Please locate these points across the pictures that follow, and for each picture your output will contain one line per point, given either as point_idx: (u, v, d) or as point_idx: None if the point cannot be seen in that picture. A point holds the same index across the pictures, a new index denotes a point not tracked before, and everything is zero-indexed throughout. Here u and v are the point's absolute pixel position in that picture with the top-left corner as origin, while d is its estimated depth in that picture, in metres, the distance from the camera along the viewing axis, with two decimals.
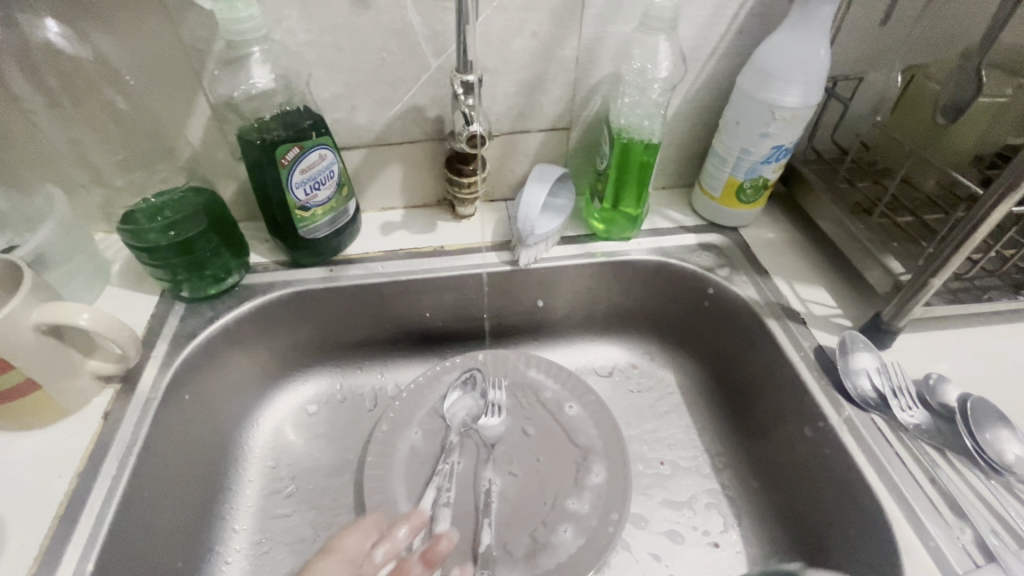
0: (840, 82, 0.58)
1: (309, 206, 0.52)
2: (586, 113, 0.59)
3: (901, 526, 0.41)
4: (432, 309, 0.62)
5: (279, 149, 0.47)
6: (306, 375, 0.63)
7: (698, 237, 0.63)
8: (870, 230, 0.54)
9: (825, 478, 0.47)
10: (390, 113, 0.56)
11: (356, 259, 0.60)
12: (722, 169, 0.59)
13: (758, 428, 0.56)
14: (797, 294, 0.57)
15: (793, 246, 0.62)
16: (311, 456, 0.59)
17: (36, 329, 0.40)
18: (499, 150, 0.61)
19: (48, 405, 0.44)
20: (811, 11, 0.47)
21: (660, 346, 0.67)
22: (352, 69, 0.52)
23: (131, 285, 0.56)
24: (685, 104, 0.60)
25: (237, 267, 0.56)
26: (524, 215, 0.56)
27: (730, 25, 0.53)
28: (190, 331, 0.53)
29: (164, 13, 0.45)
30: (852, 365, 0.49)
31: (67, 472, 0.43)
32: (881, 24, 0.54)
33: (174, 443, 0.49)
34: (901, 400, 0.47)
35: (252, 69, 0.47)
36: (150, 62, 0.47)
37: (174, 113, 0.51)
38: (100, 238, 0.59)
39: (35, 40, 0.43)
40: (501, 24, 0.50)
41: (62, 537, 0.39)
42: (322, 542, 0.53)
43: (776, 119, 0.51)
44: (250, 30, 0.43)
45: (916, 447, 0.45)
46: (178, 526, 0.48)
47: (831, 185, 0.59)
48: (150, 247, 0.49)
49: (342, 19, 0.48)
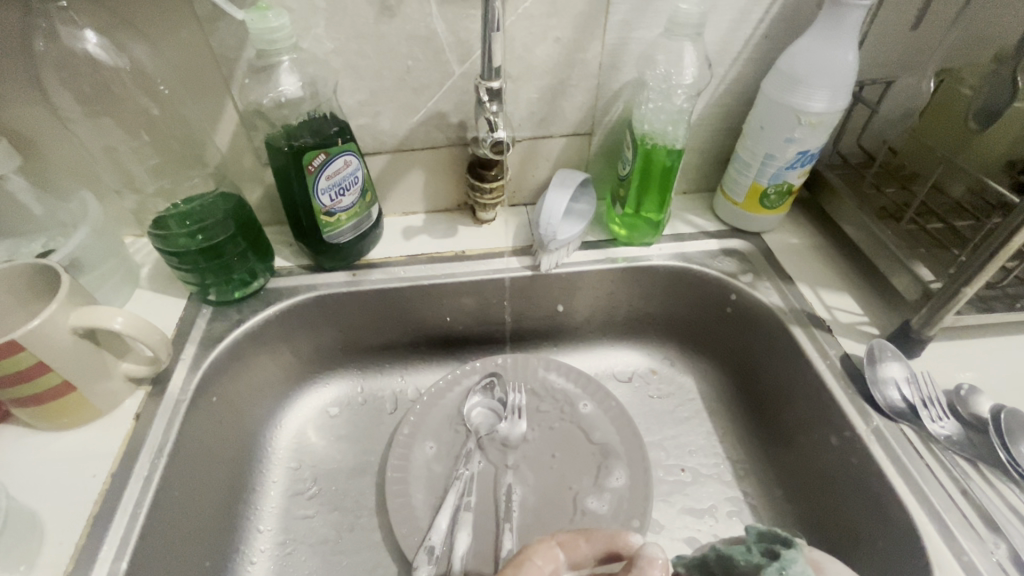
0: (867, 87, 0.57)
1: (334, 211, 0.52)
2: (608, 118, 0.59)
3: (932, 538, 0.40)
4: (453, 313, 0.63)
5: (306, 156, 0.47)
6: (328, 378, 0.64)
7: (720, 242, 0.62)
8: (898, 237, 0.54)
9: (853, 488, 0.46)
10: (414, 119, 0.56)
11: (378, 263, 0.60)
12: (745, 175, 0.58)
13: (781, 436, 0.56)
14: (822, 301, 0.56)
15: (816, 252, 0.61)
16: (333, 458, 0.59)
17: (73, 331, 0.41)
18: (521, 155, 0.61)
19: (83, 405, 0.45)
20: (839, 16, 0.47)
21: (681, 352, 0.66)
22: (378, 76, 0.52)
23: (160, 289, 0.57)
24: (708, 108, 0.59)
25: (262, 271, 0.57)
26: (547, 221, 0.57)
27: (755, 29, 0.53)
28: (217, 334, 0.54)
29: (197, 22, 0.46)
30: (880, 374, 0.49)
31: (101, 472, 0.44)
32: (912, 29, 0.54)
33: (202, 443, 0.50)
34: (932, 410, 0.46)
35: (281, 78, 0.48)
36: (183, 70, 0.48)
37: (205, 120, 0.52)
38: (129, 242, 0.61)
39: (75, 51, 0.44)
40: (526, 31, 0.51)
41: (97, 535, 0.40)
42: (344, 543, 0.54)
43: (802, 125, 0.51)
44: (281, 40, 0.43)
45: (947, 458, 0.44)
46: (205, 526, 0.49)
47: (856, 191, 0.58)
48: (180, 252, 0.50)
49: (369, 27, 0.49)
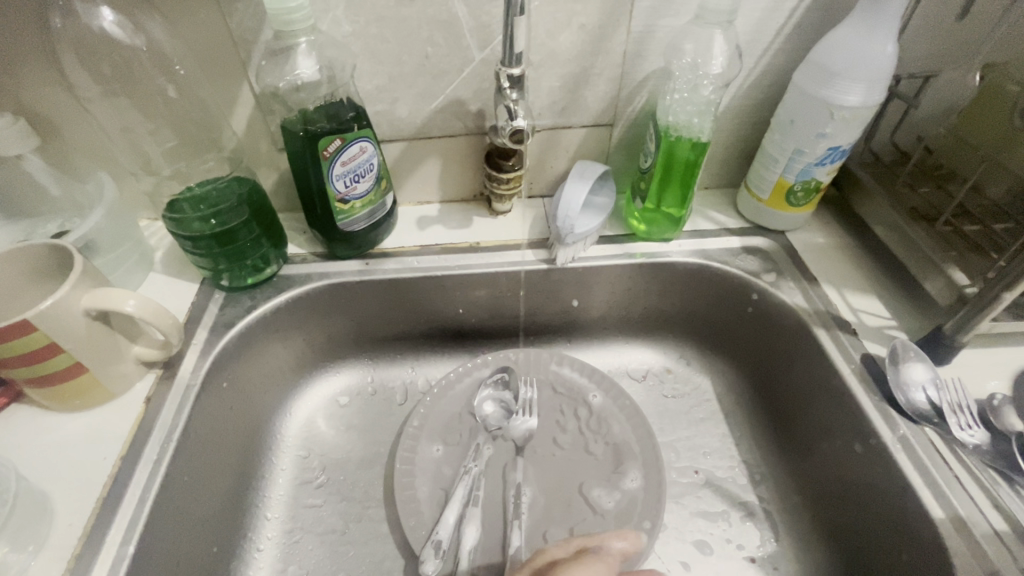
0: (903, 81, 0.55)
1: (349, 199, 0.51)
2: (631, 109, 0.57)
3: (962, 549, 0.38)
4: (466, 305, 0.62)
5: (320, 140, 0.46)
6: (339, 367, 0.63)
7: (742, 239, 0.61)
8: (933, 239, 0.51)
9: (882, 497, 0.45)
10: (431, 106, 0.55)
11: (392, 252, 0.60)
12: (771, 170, 0.56)
13: (800, 442, 0.54)
14: (847, 303, 0.54)
15: (843, 253, 0.59)
16: (342, 448, 0.59)
17: (86, 313, 0.41)
18: (540, 146, 0.60)
19: (95, 388, 0.45)
20: (880, 5, 0.44)
21: (698, 351, 0.65)
22: (396, 61, 0.51)
23: (174, 273, 0.57)
24: (735, 101, 0.58)
25: (276, 258, 0.56)
26: (565, 214, 0.55)
27: (788, 19, 0.51)
28: (229, 319, 0.53)
29: (214, 3, 0.45)
30: (905, 376, 0.47)
31: (112, 455, 0.43)
32: (958, 19, 0.51)
33: (211, 429, 0.49)
34: (960, 417, 0.44)
35: (299, 60, 0.47)
36: (201, 52, 0.48)
37: (221, 103, 0.51)
38: (145, 225, 0.60)
39: (91, 28, 0.43)
40: (549, 16, 0.49)
41: (106, 516, 0.40)
42: (350, 534, 0.53)
43: (834, 119, 0.49)
44: (298, 20, 0.42)
45: (979, 469, 0.42)
46: (215, 511, 0.48)
47: (888, 190, 0.56)
48: (193, 236, 0.49)
49: (390, 10, 0.48)
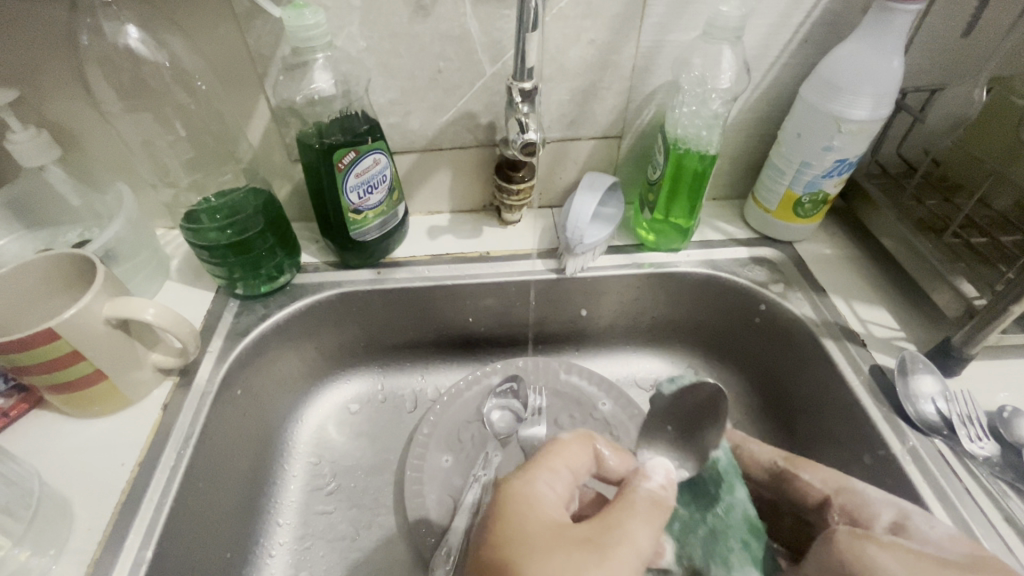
0: (910, 95, 0.56)
1: (361, 209, 0.52)
2: (639, 121, 0.58)
3: (894, 526, 0.38)
4: (475, 314, 0.62)
5: (336, 153, 0.47)
6: (349, 375, 0.64)
7: (750, 250, 0.61)
8: (940, 251, 0.51)
9: (807, 472, 0.43)
10: (443, 119, 0.56)
11: (403, 262, 0.61)
12: (779, 182, 0.57)
13: (808, 452, 0.54)
14: (855, 314, 0.55)
15: (850, 264, 0.60)
16: (351, 455, 0.60)
17: (107, 321, 0.42)
18: (549, 157, 0.61)
19: (113, 394, 0.46)
20: (886, 21, 0.45)
21: (705, 361, 0.65)
22: (410, 76, 0.52)
23: (190, 281, 0.58)
24: (743, 114, 0.58)
25: (290, 266, 0.57)
26: (574, 224, 0.56)
27: (795, 34, 0.52)
28: (243, 328, 0.54)
29: (233, 19, 0.46)
30: (913, 387, 0.47)
31: (130, 461, 0.44)
32: (963, 35, 0.52)
33: (226, 435, 0.50)
34: (970, 429, 0.44)
35: (315, 75, 0.48)
36: (220, 67, 0.49)
37: (238, 116, 0.53)
38: (162, 234, 0.62)
39: (117, 45, 0.44)
40: (560, 31, 0.50)
41: (124, 522, 0.41)
42: (361, 540, 0.54)
43: (842, 133, 0.49)
44: (316, 37, 0.43)
45: (988, 480, 0.42)
46: (229, 517, 0.49)
47: (896, 202, 0.57)
48: (210, 246, 0.50)
49: (403, 26, 0.49)
